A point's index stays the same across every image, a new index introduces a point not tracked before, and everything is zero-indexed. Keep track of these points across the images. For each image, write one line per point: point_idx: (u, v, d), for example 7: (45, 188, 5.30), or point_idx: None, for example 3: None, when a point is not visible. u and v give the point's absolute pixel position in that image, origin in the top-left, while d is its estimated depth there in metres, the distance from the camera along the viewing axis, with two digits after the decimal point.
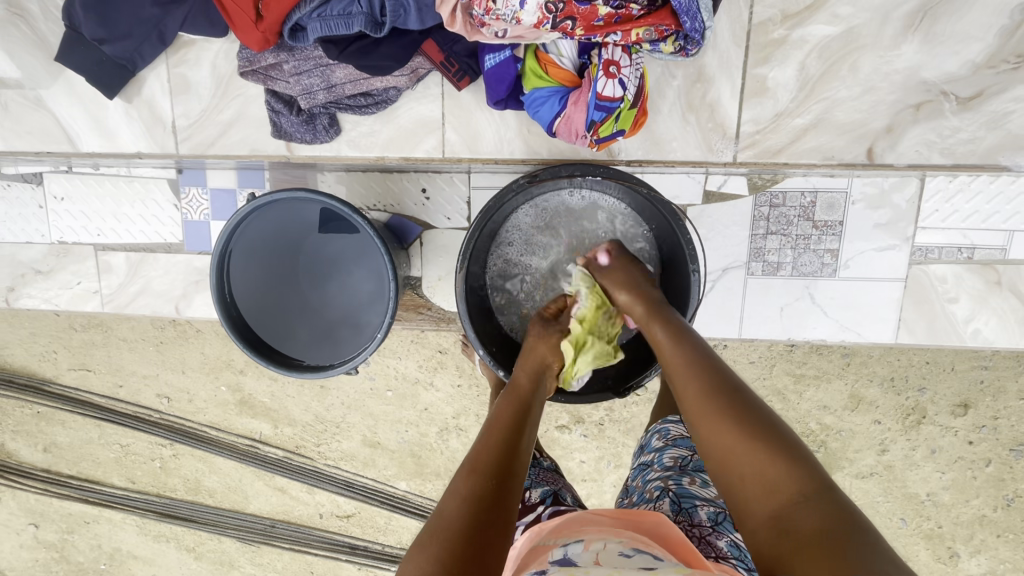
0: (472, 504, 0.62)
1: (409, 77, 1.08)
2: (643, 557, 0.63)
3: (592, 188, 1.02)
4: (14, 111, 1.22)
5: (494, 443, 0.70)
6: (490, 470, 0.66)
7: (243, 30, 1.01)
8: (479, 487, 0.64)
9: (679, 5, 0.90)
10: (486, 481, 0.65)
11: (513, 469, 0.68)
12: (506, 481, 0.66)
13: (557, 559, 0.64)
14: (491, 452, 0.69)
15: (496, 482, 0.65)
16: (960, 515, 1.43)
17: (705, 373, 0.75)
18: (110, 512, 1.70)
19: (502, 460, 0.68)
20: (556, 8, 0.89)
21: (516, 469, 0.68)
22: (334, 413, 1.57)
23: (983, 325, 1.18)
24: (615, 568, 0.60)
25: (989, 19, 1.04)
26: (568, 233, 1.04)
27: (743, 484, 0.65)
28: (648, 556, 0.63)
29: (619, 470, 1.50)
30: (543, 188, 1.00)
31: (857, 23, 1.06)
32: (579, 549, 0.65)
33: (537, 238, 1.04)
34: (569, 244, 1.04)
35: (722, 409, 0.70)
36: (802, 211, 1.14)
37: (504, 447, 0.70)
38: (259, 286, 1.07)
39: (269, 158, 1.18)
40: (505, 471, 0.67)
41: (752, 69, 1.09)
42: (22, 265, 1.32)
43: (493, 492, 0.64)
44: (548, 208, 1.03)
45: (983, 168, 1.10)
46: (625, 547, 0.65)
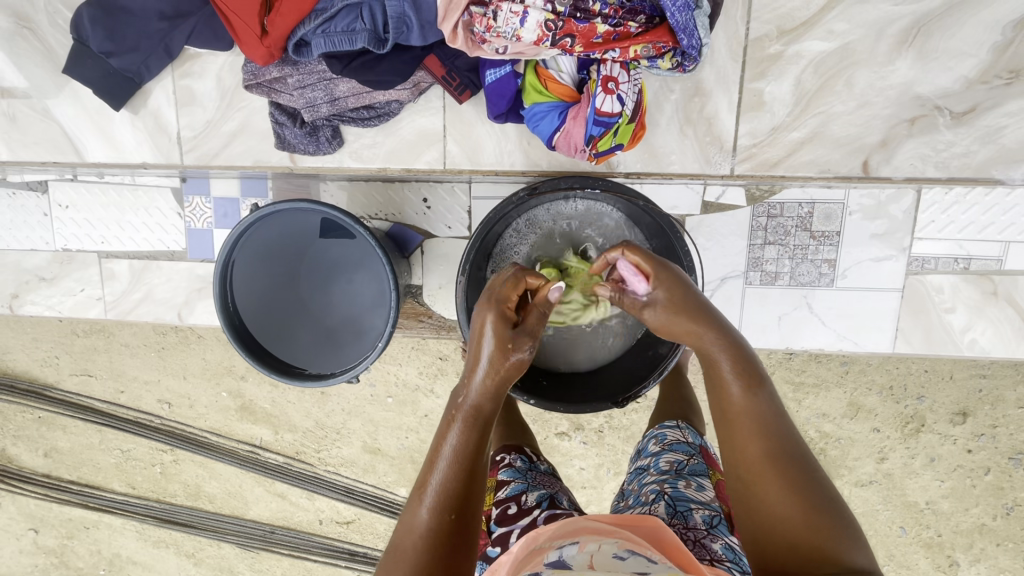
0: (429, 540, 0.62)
1: (411, 91, 1.09)
2: (638, 559, 0.64)
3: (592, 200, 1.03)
4: (21, 121, 1.23)
5: (453, 464, 0.67)
6: (452, 500, 0.64)
7: (248, 46, 1.02)
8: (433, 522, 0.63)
9: (676, 23, 0.92)
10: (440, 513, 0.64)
11: (469, 495, 0.66)
12: (460, 511, 0.64)
13: (552, 561, 0.65)
14: (450, 477, 0.66)
15: (449, 514, 0.64)
16: (960, 524, 1.44)
17: (771, 415, 0.69)
18: (110, 517, 1.71)
19: (459, 488, 0.65)
20: (555, 26, 0.92)
21: (474, 494, 0.66)
22: (335, 419, 1.57)
23: (979, 335, 1.18)
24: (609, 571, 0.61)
25: (982, 35, 1.05)
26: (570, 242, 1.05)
27: (780, 541, 0.63)
28: (642, 559, 0.64)
29: (618, 477, 1.51)
30: (545, 199, 1.02)
31: (852, 39, 1.07)
32: (575, 551, 0.66)
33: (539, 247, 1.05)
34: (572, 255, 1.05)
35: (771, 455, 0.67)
36: (800, 222, 1.16)
37: (460, 472, 0.66)
38: (262, 294, 1.08)
39: (273, 169, 1.20)
40: (464, 498, 0.65)
41: (749, 84, 1.10)
42: (27, 272, 1.33)
43: (450, 527, 0.63)
44: (551, 218, 1.04)
45: (977, 181, 1.11)
46: (619, 548, 0.66)
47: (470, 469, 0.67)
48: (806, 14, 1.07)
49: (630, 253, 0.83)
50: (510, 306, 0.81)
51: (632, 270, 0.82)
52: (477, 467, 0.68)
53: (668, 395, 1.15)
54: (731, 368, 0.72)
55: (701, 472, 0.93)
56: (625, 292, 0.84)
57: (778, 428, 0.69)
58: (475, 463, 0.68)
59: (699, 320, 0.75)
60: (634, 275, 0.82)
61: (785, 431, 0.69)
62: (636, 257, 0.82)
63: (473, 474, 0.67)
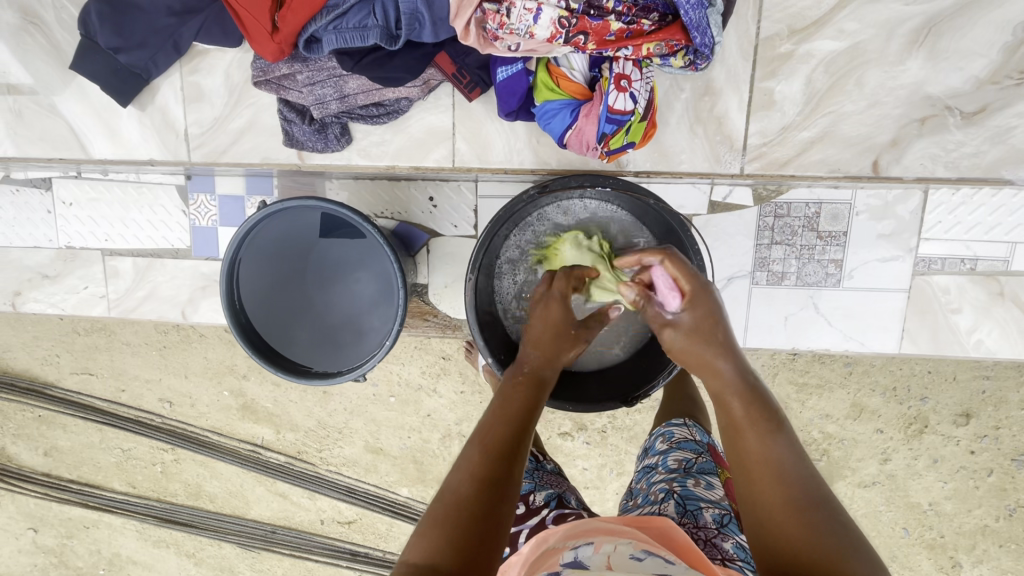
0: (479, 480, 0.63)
1: (422, 88, 1.09)
2: (655, 559, 0.64)
3: (606, 198, 1.03)
4: (26, 117, 1.22)
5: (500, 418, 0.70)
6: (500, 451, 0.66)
7: (258, 42, 1.02)
8: (483, 464, 0.65)
9: (690, 21, 0.92)
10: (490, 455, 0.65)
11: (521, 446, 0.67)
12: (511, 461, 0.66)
13: (568, 562, 0.65)
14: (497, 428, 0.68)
15: (499, 457, 0.65)
16: (963, 525, 1.44)
17: (788, 459, 0.63)
18: (110, 516, 1.70)
19: (513, 435, 0.68)
20: (569, 23, 0.91)
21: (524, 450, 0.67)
22: (337, 419, 1.57)
23: (986, 335, 1.19)
24: (628, 571, 0.61)
25: (993, 36, 1.05)
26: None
27: None
28: (659, 559, 0.64)
29: (622, 478, 1.50)
30: (559, 195, 1.00)
31: (862, 38, 1.07)
32: (591, 552, 0.66)
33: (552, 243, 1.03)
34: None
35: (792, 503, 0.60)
36: (807, 222, 1.16)
37: (509, 427, 0.68)
38: (266, 292, 1.07)
39: (280, 166, 1.19)
40: (515, 447, 0.67)
41: (760, 83, 1.10)
42: (30, 270, 1.33)
43: (497, 472, 0.64)
44: (564, 215, 1.03)
45: (986, 181, 1.11)
46: (635, 549, 0.66)
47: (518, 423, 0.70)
48: (817, 13, 1.07)
49: (669, 263, 0.78)
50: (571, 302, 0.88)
51: (670, 285, 0.77)
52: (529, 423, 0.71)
53: (673, 392, 1.15)
54: (742, 405, 0.66)
55: (709, 470, 0.92)
56: (653, 301, 0.79)
57: (799, 473, 0.62)
58: (529, 423, 0.71)
59: (720, 350, 0.70)
60: (669, 289, 0.77)
61: (804, 476, 0.62)
62: (677, 275, 0.77)
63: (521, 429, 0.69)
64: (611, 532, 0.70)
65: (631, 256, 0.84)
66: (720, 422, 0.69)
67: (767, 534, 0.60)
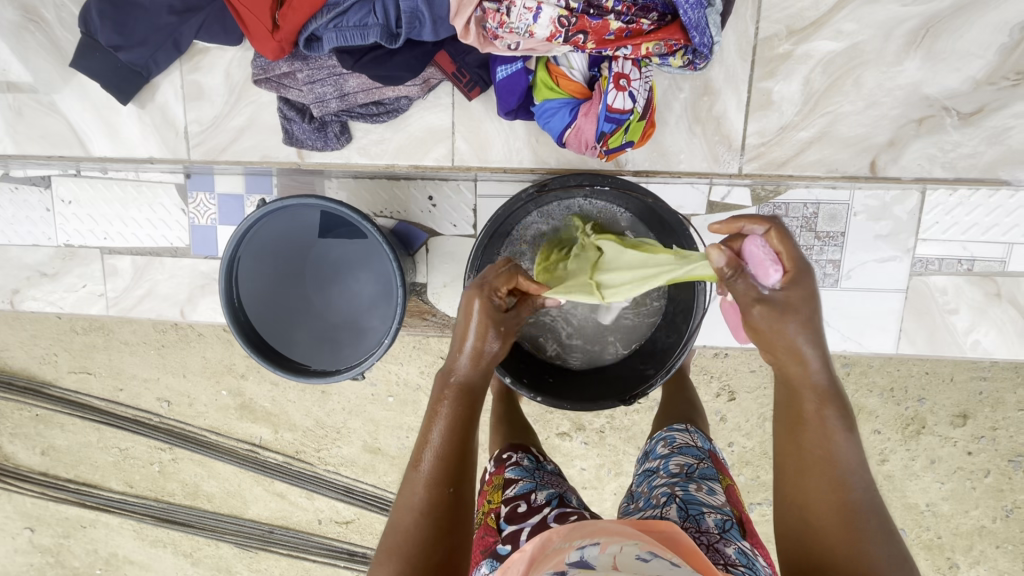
0: (420, 514, 0.65)
1: (421, 87, 1.10)
2: (661, 561, 0.65)
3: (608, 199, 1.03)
4: (26, 115, 1.22)
5: (443, 440, 0.68)
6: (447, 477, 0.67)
7: (259, 40, 1.02)
8: (420, 495, 0.66)
9: (689, 21, 0.92)
10: (425, 486, 0.66)
11: (460, 476, 0.68)
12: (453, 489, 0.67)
13: (575, 561, 0.66)
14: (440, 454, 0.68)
15: (434, 486, 0.66)
16: (960, 526, 1.44)
17: (851, 463, 0.63)
18: (107, 516, 1.69)
19: (451, 464, 0.67)
20: (568, 22, 0.92)
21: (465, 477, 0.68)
22: (335, 418, 1.57)
23: (982, 336, 1.19)
24: (635, 572, 0.62)
25: (990, 37, 1.06)
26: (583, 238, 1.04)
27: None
28: (666, 561, 0.65)
29: (620, 478, 1.50)
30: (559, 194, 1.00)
31: (861, 39, 1.08)
32: (597, 551, 0.66)
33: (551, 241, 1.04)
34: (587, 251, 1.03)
35: (843, 507, 0.62)
36: (805, 222, 1.16)
37: (451, 449, 0.68)
38: (265, 290, 1.07)
39: (279, 165, 1.19)
40: (456, 471, 0.67)
41: (758, 83, 1.10)
42: (28, 268, 1.32)
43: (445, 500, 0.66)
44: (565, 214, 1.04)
45: (983, 182, 1.11)
46: (641, 550, 0.67)
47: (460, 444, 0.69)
48: (815, 13, 1.08)
49: (776, 237, 0.64)
50: (500, 294, 0.75)
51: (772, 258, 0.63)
52: (469, 443, 0.70)
53: (673, 397, 1.16)
54: (817, 402, 0.65)
55: (712, 476, 0.93)
56: (745, 273, 0.64)
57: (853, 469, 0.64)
58: (468, 440, 0.70)
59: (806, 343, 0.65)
60: (766, 264, 0.63)
61: (864, 483, 0.63)
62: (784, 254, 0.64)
63: (463, 444, 0.69)
64: (617, 532, 0.71)
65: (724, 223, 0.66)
66: (787, 409, 0.67)
67: (810, 528, 0.63)
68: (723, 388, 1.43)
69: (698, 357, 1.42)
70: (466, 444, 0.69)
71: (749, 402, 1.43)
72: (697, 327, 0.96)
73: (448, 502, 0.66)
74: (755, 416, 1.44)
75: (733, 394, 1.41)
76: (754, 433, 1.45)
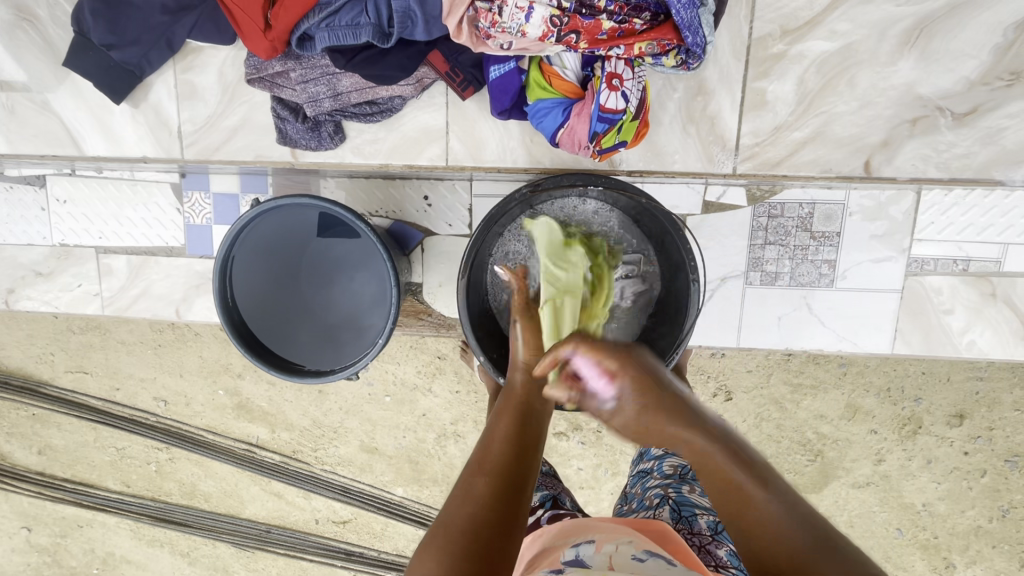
0: (469, 503, 0.63)
1: (414, 87, 1.09)
2: (656, 560, 0.65)
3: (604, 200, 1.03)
4: (21, 114, 1.22)
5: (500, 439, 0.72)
6: (494, 469, 0.67)
7: (250, 39, 1.02)
8: (475, 488, 0.65)
9: (681, 20, 0.92)
10: (480, 480, 0.66)
11: (517, 480, 0.66)
12: (508, 492, 0.65)
13: (570, 560, 0.66)
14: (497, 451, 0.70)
15: (489, 480, 0.65)
16: (956, 526, 1.44)
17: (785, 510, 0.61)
18: (104, 515, 1.69)
19: (509, 467, 0.67)
20: (560, 22, 0.92)
21: (522, 487, 0.66)
22: (332, 418, 1.57)
23: (978, 336, 1.19)
24: (631, 572, 0.62)
25: (984, 37, 1.06)
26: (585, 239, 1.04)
27: None
28: (661, 560, 0.65)
29: (617, 477, 1.50)
30: (556, 193, 1.00)
31: (854, 39, 1.07)
32: (591, 550, 0.67)
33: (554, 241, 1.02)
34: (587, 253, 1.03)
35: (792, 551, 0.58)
36: (800, 222, 1.16)
37: (509, 450, 0.70)
38: (260, 290, 1.07)
39: (274, 164, 1.19)
40: (513, 470, 0.67)
41: (752, 83, 1.10)
42: (24, 267, 1.32)
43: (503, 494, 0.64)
44: (563, 214, 1.04)
45: (978, 183, 1.11)
46: (638, 550, 0.67)
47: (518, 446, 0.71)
48: (809, 13, 1.07)
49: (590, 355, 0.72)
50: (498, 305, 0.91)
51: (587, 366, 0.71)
52: (529, 450, 0.71)
53: None
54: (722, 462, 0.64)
55: None
56: (587, 394, 0.71)
57: (778, 509, 0.61)
58: (529, 445, 0.72)
59: (673, 414, 0.66)
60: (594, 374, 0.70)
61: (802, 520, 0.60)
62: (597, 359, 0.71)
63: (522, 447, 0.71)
64: (612, 531, 0.72)
65: (548, 353, 0.77)
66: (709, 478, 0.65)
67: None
68: (720, 388, 1.43)
69: (694, 357, 1.41)
70: (525, 457, 0.70)
71: (745, 401, 1.43)
72: (691, 329, 0.95)
73: (503, 501, 0.63)
74: (751, 416, 1.44)
75: (730, 394, 1.41)
76: (751, 433, 1.45)
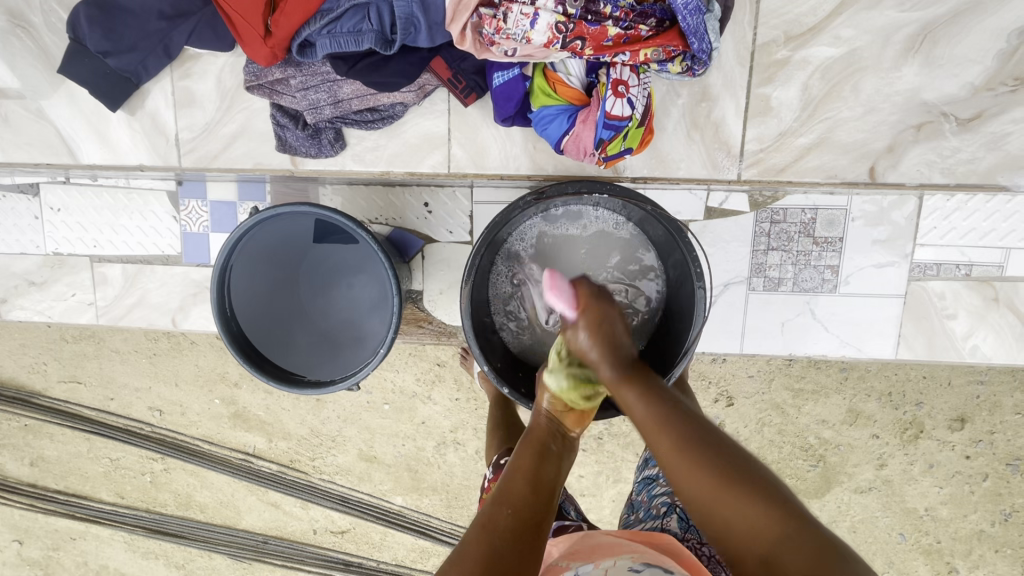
0: (489, 535, 0.62)
1: (416, 94, 1.08)
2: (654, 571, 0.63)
3: (619, 210, 1.01)
4: (14, 121, 1.20)
5: (523, 474, 0.69)
6: (516, 503, 0.66)
7: (251, 45, 1.01)
8: (499, 520, 0.64)
9: (687, 27, 0.92)
10: (504, 512, 0.65)
11: (538, 517, 0.65)
12: (530, 533, 0.64)
13: None
14: (519, 486, 0.68)
15: (512, 513, 0.65)
16: (959, 531, 1.44)
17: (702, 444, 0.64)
18: (97, 528, 1.66)
19: (533, 510, 0.66)
20: (566, 28, 0.91)
21: (543, 527, 0.65)
22: (330, 427, 1.54)
23: (981, 341, 1.18)
24: None
25: (987, 43, 1.06)
26: (588, 262, 1.03)
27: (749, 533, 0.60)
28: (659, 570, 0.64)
29: (618, 485, 1.49)
30: (564, 200, 0.97)
31: (858, 45, 1.07)
32: (589, 569, 0.66)
33: (561, 261, 1.03)
34: (593, 272, 1.03)
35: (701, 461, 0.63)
36: (803, 228, 1.15)
37: (529, 483, 0.68)
38: (259, 298, 1.05)
39: (273, 172, 1.18)
40: (532, 517, 0.65)
41: (756, 89, 1.10)
42: (16, 276, 1.30)
43: (524, 540, 0.63)
44: (576, 224, 1.03)
45: (981, 188, 1.12)
46: (634, 562, 0.66)
47: (536, 487, 0.68)
48: (813, 20, 1.07)
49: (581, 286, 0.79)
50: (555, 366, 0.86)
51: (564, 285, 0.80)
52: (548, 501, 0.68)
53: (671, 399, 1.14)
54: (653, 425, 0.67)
55: None
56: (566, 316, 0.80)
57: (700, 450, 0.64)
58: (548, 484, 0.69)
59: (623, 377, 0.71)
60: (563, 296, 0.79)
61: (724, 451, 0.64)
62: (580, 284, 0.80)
63: (537, 483, 0.69)
64: (611, 548, 0.71)
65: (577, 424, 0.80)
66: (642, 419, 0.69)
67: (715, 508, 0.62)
68: (722, 393, 1.43)
69: (696, 362, 1.41)
70: (544, 494, 0.68)
71: (747, 406, 1.42)
72: (696, 337, 0.93)
73: (524, 540, 0.63)
74: (753, 422, 1.43)
75: (731, 399, 1.39)
76: (753, 439, 1.44)
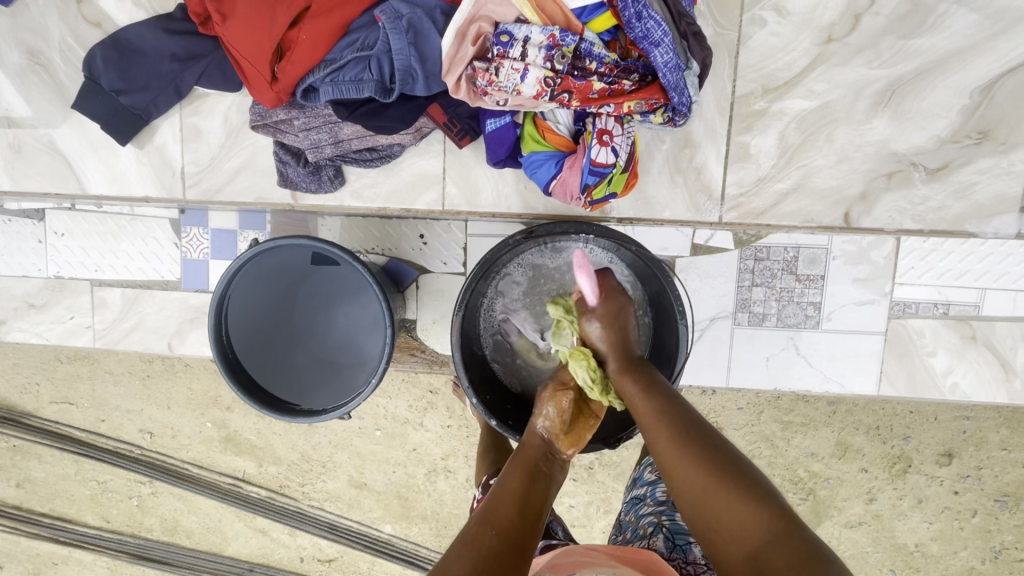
0: (474, 552, 0.65)
1: (413, 135, 1.13)
2: None
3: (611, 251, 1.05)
4: (26, 152, 1.25)
5: (509, 496, 0.74)
6: (500, 522, 0.69)
7: (257, 90, 1.06)
8: (483, 539, 0.66)
9: (668, 82, 0.97)
10: (490, 531, 0.68)
11: (523, 538, 0.68)
12: (517, 546, 0.67)
13: None
14: (504, 508, 0.72)
15: (497, 533, 0.68)
16: (949, 567, 1.44)
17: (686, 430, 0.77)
18: (80, 552, 1.64)
19: (519, 528, 0.70)
20: (554, 82, 0.96)
21: (526, 549, 0.67)
22: (321, 452, 1.55)
23: (961, 379, 1.21)
24: None
25: (952, 99, 1.12)
26: None
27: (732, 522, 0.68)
28: None
29: (608, 515, 1.49)
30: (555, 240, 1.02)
31: (831, 99, 1.13)
32: None
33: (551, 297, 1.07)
34: None
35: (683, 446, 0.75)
36: (786, 265, 1.19)
37: (514, 503, 0.73)
38: (255, 327, 1.08)
39: (274, 206, 1.22)
40: (518, 535, 0.68)
41: (736, 136, 1.15)
42: (16, 299, 1.32)
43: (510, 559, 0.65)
44: None
45: (952, 234, 1.16)
46: None
47: (523, 508, 0.72)
48: (788, 74, 1.13)
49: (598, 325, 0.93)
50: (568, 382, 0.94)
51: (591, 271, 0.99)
52: (534, 520, 0.72)
53: None
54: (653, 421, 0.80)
55: None
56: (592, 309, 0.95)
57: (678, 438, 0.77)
58: (533, 497, 0.75)
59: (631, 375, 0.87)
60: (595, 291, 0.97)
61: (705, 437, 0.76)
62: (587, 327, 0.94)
63: (524, 505, 0.73)
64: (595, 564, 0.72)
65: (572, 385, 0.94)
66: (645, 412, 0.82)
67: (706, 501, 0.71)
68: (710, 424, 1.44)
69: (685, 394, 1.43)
70: (530, 517, 0.72)
71: (735, 438, 1.44)
72: (677, 374, 0.98)
73: (508, 549, 0.66)
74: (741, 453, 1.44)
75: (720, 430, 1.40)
76: None
